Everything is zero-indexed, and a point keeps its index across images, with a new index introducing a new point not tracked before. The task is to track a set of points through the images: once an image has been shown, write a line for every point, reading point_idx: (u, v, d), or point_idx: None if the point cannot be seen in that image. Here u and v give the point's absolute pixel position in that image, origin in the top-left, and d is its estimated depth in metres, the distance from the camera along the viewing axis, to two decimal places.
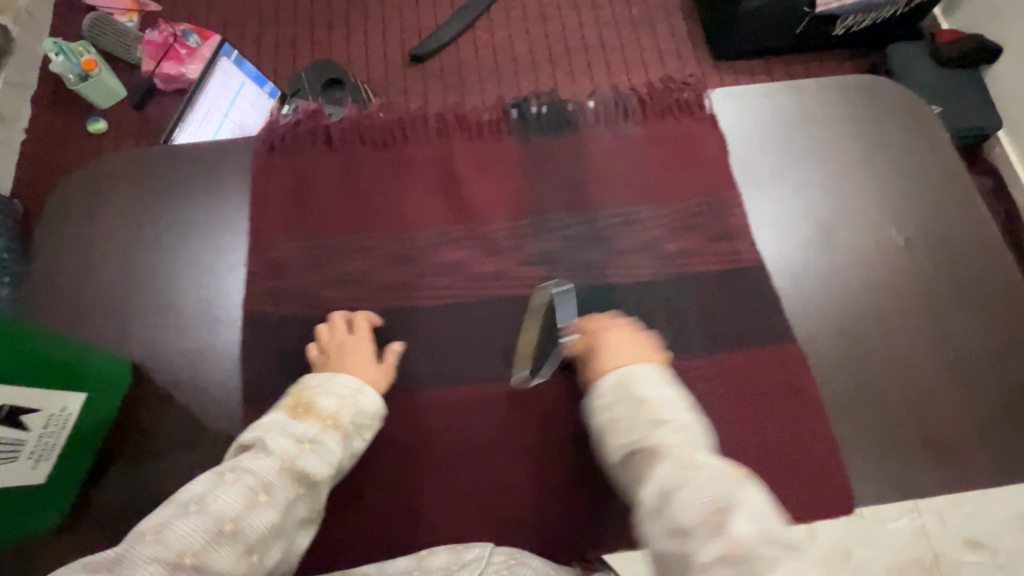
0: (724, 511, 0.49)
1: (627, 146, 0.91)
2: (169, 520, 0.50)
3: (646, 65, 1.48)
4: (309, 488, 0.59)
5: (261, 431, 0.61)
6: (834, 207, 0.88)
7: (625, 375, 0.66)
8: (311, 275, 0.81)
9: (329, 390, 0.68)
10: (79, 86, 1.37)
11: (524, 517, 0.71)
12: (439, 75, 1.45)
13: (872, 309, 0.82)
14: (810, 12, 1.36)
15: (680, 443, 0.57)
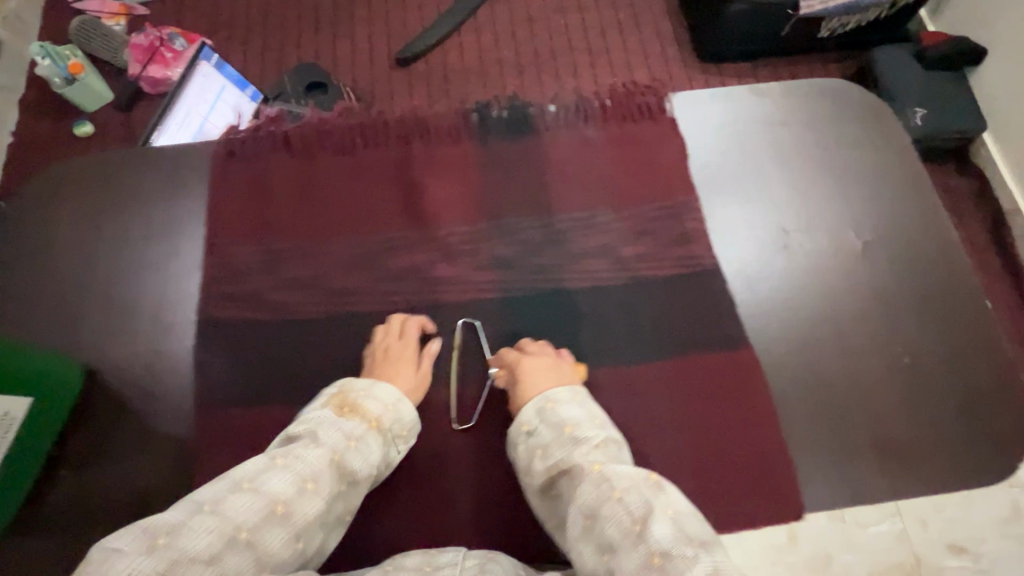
0: (641, 520, 0.51)
1: (589, 150, 0.91)
2: (226, 494, 0.53)
3: (638, 60, 1.42)
4: (347, 485, 0.63)
5: (313, 423, 0.64)
6: (795, 211, 0.87)
7: (543, 401, 0.67)
8: (267, 279, 0.81)
9: (373, 395, 0.70)
10: (64, 89, 1.25)
11: (473, 517, 0.73)
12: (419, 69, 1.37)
13: (830, 315, 0.82)
14: (795, 14, 1.28)
15: (597, 459, 0.59)
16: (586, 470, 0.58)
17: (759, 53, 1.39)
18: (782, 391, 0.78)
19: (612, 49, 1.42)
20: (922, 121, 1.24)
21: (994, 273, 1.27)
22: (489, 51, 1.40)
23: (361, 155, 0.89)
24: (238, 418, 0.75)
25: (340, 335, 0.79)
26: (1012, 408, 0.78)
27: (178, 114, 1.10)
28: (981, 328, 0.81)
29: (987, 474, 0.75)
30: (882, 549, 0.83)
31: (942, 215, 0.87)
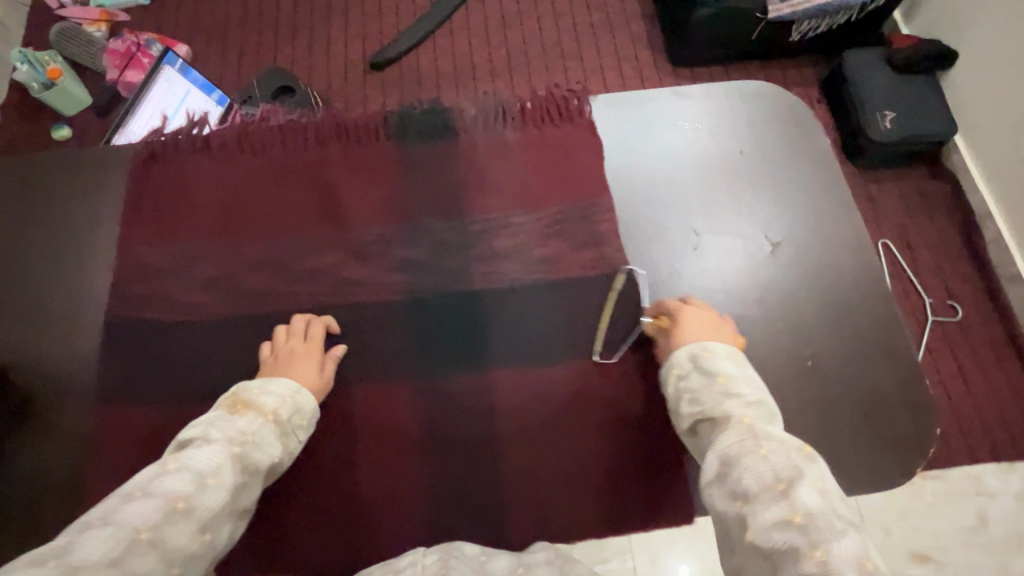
0: (788, 480, 0.48)
1: (509, 157, 0.92)
2: (120, 505, 0.50)
3: (603, 65, 1.42)
4: (253, 475, 0.61)
5: (203, 426, 0.61)
6: (707, 213, 0.88)
7: (699, 348, 0.68)
8: (177, 281, 0.83)
9: (267, 391, 0.69)
10: (42, 94, 1.27)
11: (365, 515, 0.74)
12: (388, 79, 1.39)
13: (735, 318, 0.81)
14: (763, 17, 1.26)
15: (749, 418, 0.57)
16: (736, 421, 0.57)
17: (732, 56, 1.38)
18: None
19: (586, 53, 1.43)
20: (891, 125, 1.19)
21: (962, 277, 1.20)
22: (458, 61, 1.42)
23: (276, 157, 0.91)
24: (138, 414, 0.76)
25: (249, 334, 0.81)
26: (914, 413, 0.76)
27: (143, 122, 1.08)
28: (887, 332, 0.80)
29: (885, 480, 0.74)
30: None
31: (856, 217, 0.87)
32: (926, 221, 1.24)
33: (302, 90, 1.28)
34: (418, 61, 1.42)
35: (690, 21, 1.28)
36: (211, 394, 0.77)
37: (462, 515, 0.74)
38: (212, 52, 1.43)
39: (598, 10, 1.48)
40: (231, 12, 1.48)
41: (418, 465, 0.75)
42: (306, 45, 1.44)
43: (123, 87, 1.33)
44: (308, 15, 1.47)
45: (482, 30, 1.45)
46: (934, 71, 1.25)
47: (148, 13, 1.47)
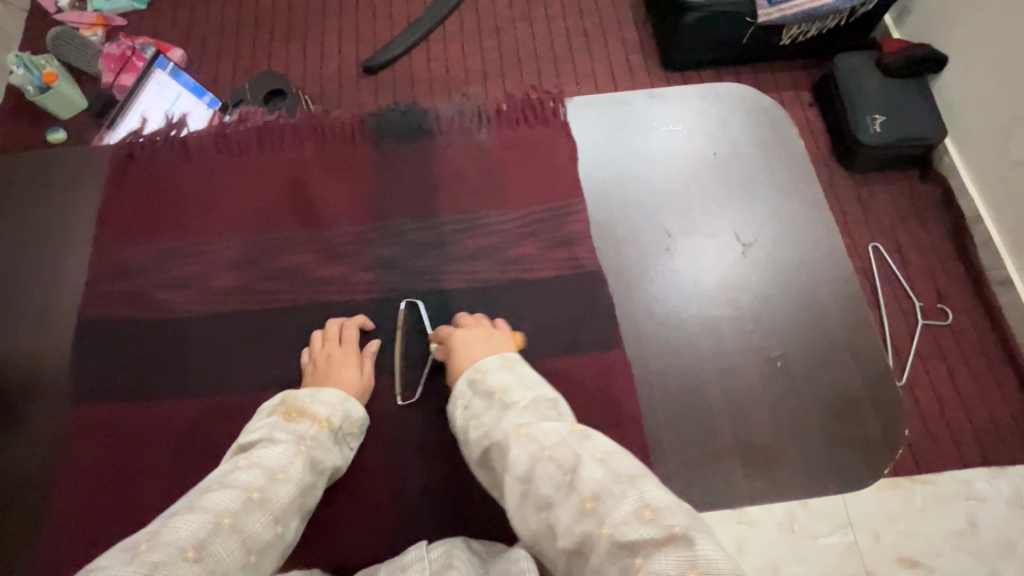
0: (571, 468, 0.50)
1: (486, 159, 0.92)
2: (200, 496, 0.53)
3: (594, 69, 1.42)
4: (315, 476, 0.63)
5: (265, 430, 0.63)
6: (680, 214, 0.88)
7: (473, 370, 0.67)
8: (149, 279, 0.84)
9: (318, 397, 0.69)
10: (37, 97, 1.27)
11: (329, 515, 0.73)
12: (383, 82, 1.40)
13: (705, 318, 0.82)
14: (754, 22, 1.25)
15: (523, 421, 0.57)
16: (512, 436, 0.56)
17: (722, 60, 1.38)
18: (653, 400, 0.77)
19: (577, 58, 1.43)
20: (881, 128, 1.16)
21: (960, 274, 1.15)
22: (452, 65, 1.42)
23: (255, 159, 0.92)
24: (107, 411, 0.77)
25: (222, 333, 0.81)
26: (882, 413, 0.77)
27: (130, 125, 1.08)
28: (858, 333, 0.81)
29: (852, 480, 0.74)
30: (827, 558, 0.90)
31: (828, 218, 0.88)
32: (923, 218, 1.19)
33: (292, 92, 1.29)
34: (413, 64, 1.42)
35: (679, 25, 1.28)
36: (181, 391, 0.78)
37: (427, 514, 0.73)
38: (206, 56, 1.44)
39: (590, 15, 1.49)
40: (226, 17, 1.49)
41: (385, 465, 0.75)
42: (302, 50, 1.46)
43: (117, 90, 1.33)
44: (301, 20, 1.49)
45: (475, 34, 1.46)
46: (925, 76, 1.22)
47: (143, 17, 1.48)
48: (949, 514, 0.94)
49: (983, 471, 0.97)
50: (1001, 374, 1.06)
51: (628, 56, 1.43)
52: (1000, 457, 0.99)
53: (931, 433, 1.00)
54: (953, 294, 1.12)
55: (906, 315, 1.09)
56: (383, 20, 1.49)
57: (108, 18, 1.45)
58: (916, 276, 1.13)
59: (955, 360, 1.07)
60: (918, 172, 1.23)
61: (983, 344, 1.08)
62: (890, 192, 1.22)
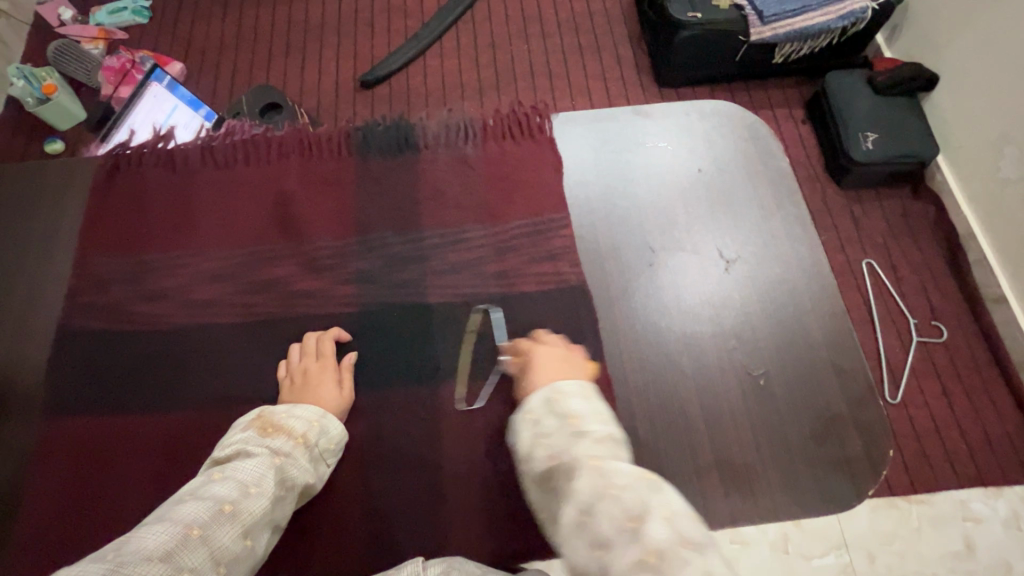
0: (639, 516, 0.41)
1: (473, 172, 0.92)
2: (169, 509, 0.51)
3: (588, 83, 1.44)
4: (287, 492, 0.61)
5: (239, 444, 0.62)
6: (664, 229, 0.88)
7: (550, 391, 0.55)
8: (129, 291, 0.84)
9: (295, 415, 0.68)
10: (36, 108, 1.28)
11: (302, 533, 0.71)
12: (380, 94, 1.41)
13: (686, 333, 0.81)
14: (746, 40, 1.26)
15: (598, 453, 0.47)
16: (581, 463, 0.46)
17: (715, 77, 1.38)
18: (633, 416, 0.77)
19: (572, 74, 1.45)
20: (873, 146, 1.17)
21: (953, 290, 1.14)
22: (449, 77, 1.44)
23: (238, 171, 0.93)
24: (81, 424, 0.76)
25: (201, 345, 0.80)
26: (865, 432, 0.76)
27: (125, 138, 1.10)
28: (841, 351, 0.80)
29: (834, 501, 0.73)
30: None
31: (812, 236, 0.88)
32: (915, 234, 1.18)
33: (288, 104, 1.30)
34: (410, 77, 1.44)
35: (672, 43, 1.29)
36: (155, 404, 0.77)
37: (403, 533, 0.71)
38: (205, 69, 1.46)
39: (584, 32, 1.51)
40: (225, 31, 1.51)
41: (361, 480, 0.74)
42: (302, 61, 1.48)
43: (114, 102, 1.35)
44: (300, 35, 1.51)
45: (472, 50, 1.48)
46: (916, 94, 1.23)
47: (145, 31, 1.51)
48: (942, 536, 0.92)
49: (976, 492, 0.96)
50: (994, 391, 1.05)
51: (622, 72, 1.44)
52: (992, 476, 0.97)
53: (923, 452, 0.98)
54: (945, 311, 1.11)
55: (898, 332, 1.08)
56: (381, 35, 1.51)
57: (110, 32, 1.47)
58: (907, 293, 1.13)
59: (948, 378, 1.05)
60: (910, 189, 1.23)
61: (976, 361, 1.07)
62: (882, 208, 1.22)
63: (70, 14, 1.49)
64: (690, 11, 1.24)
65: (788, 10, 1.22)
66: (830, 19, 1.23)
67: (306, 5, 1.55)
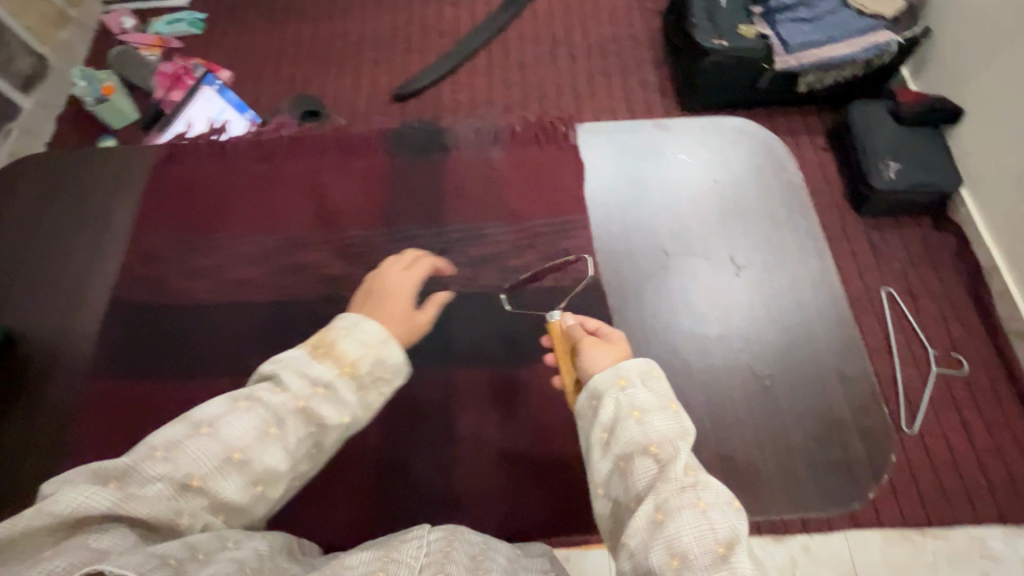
0: (728, 545, 0.46)
1: (499, 176, 0.98)
2: (183, 439, 0.48)
3: (612, 105, 1.50)
4: (318, 431, 0.55)
5: (281, 364, 0.55)
6: (677, 236, 0.92)
7: (646, 364, 0.57)
8: (172, 267, 0.91)
9: (353, 335, 0.58)
10: (93, 106, 1.41)
11: (318, 502, 0.76)
12: (413, 106, 1.51)
13: (695, 334, 0.84)
14: (770, 68, 1.32)
15: (692, 463, 0.51)
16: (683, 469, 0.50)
17: (738, 102, 1.44)
18: None
19: (596, 96, 1.52)
20: (895, 175, 1.19)
21: (971, 320, 1.14)
22: (478, 92, 1.53)
23: (280, 163, 1.00)
24: (126, 390, 0.82)
25: (240, 321, 0.86)
26: (867, 437, 0.78)
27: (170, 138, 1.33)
28: (845, 358, 0.83)
29: (835, 503, 0.75)
30: None
31: (823, 248, 0.91)
32: (933, 263, 1.20)
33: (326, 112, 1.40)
34: (441, 90, 1.53)
35: (696, 69, 1.35)
36: (194, 372, 0.83)
37: (411, 504, 0.76)
38: (252, 77, 1.57)
39: (609, 57, 1.58)
40: (272, 43, 1.63)
41: (378, 453, 0.78)
42: (342, 71, 1.58)
43: (166, 104, 1.47)
44: (341, 48, 1.61)
45: (501, 68, 1.56)
46: (937, 126, 1.26)
47: (197, 41, 1.63)
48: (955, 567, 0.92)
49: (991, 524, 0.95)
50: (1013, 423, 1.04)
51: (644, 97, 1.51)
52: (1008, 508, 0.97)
53: (937, 481, 0.99)
54: (963, 340, 1.12)
55: (913, 359, 1.09)
56: (418, 51, 1.61)
57: (167, 41, 1.60)
58: (924, 320, 1.14)
59: (964, 407, 1.05)
60: (930, 218, 1.25)
61: (994, 392, 1.07)
62: (900, 236, 1.23)
63: (131, 23, 1.63)
64: (715, 39, 1.30)
65: (813, 41, 1.28)
66: (854, 51, 1.27)
67: (348, 21, 1.66)
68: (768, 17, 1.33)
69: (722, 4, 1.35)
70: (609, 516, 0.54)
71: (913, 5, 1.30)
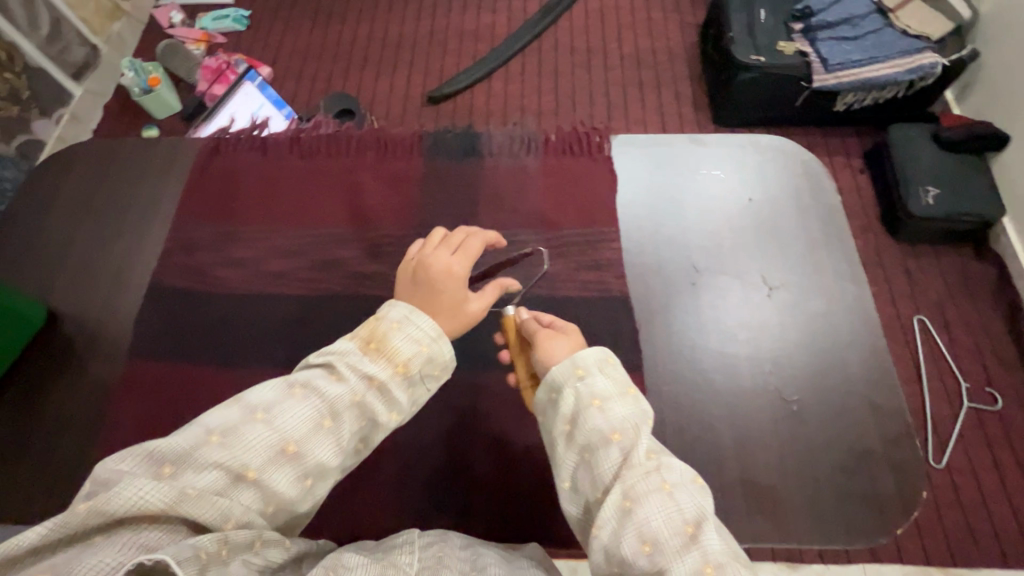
0: (696, 524, 0.49)
1: (529, 181, 0.98)
2: (240, 426, 0.50)
3: (643, 119, 1.51)
4: (367, 427, 0.56)
5: (337, 355, 0.56)
6: (709, 251, 0.91)
7: (601, 353, 0.61)
8: (213, 256, 0.93)
9: (407, 330, 0.57)
10: (140, 97, 1.49)
11: (337, 494, 0.77)
12: (448, 111, 1.54)
13: (722, 353, 0.83)
14: (808, 86, 1.30)
15: (652, 447, 0.54)
16: (646, 454, 0.53)
17: (773, 119, 1.42)
18: (664, 430, 0.78)
19: (629, 109, 1.53)
20: (934, 201, 1.16)
21: (1010, 356, 1.11)
22: (512, 100, 1.55)
23: (320, 160, 1.02)
24: (159, 375, 0.84)
25: (272, 314, 0.88)
26: (897, 470, 0.77)
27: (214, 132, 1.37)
28: (877, 389, 0.81)
29: (862, 538, 0.73)
30: None
31: (860, 275, 0.89)
32: (971, 296, 1.17)
33: (361, 112, 1.43)
34: (476, 97, 1.56)
35: (732, 83, 1.34)
36: (225, 360, 0.85)
37: (430, 507, 0.77)
38: (293, 76, 1.62)
39: (643, 70, 1.59)
40: (313, 43, 1.67)
41: (399, 453, 0.79)
42: (380, 73, 1.61)
43: (209, 98, 1.54)
44: (380, 51, 1.65)
45: (535, 77, 1.58)
46: (982, 154, 1.22)
47: (243, 37, 1.69)
48: None
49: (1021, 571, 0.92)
50: None
51: (676, 113, 1.52)
52: None
53: (965, 522, 0.96)
54: (1000, 377, 1.08)
55: (945, 394, 1.07)
56: (455, 57, 1.63)
57: (213, 36, 1.67)
58: (958, 353, 1.11)
59: (998, 447, 1.02)
60: (972, 248, 1.21)
61: None
62: (937, 265, 1.20)
63: (180, 18, 1.70)
64: (753, 54, 1.29)
65: (855, 60, 1.25)
66: (897, 72, 1.24)
67: (387, 24, 1.70)
68: (808, 35, 1.31)
69: (762, 19, 1.34)
70: (579, 509, 0.56)
71: (961, 27, 1.27)
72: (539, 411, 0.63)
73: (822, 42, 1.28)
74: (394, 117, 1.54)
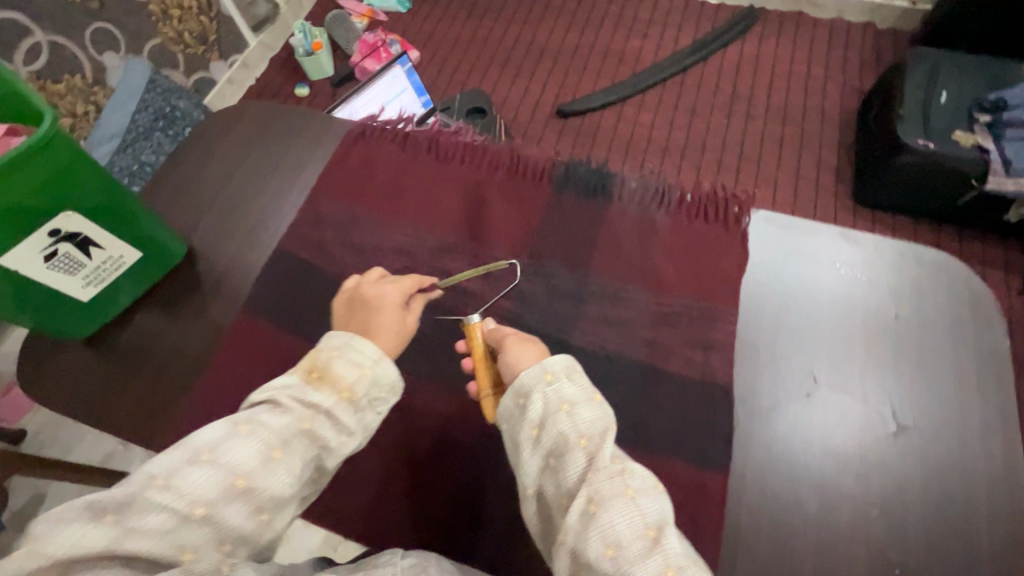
0: (657, 528, 0.54)
1: (651, 231, 0.94)
2: (182, 467, 0.54)
3: (781, 184, 1.41)
4: (319, 455, 0.60)
5: (282, 390, 0.61)
6: (831, 365, 0.82)
7: (566, 362, 0.63)
8: (337, 236, 0.98)
9: (347, 357, 0.63)
10: (302, 58, 1.62)
11: (390, 501, 0.78)
12: (578, 128, 1.53)
13: (822, 481, 0.75)
14: (979, 186, 1.18)
15: (615, 457, 0.58)
16: (610, 468, 0.56)
17: (930, 212, 1.29)
18: (741, 545, 0.71)
19: (768, 170, 1.43)
20: None
21: None
22: (643, 130, 1.51)
23: (453, 166, 1.04)
24: (262, 334, 0.90)
25: None
26: None
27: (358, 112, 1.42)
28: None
29: None
30: None
31: (1010, 440, 0.77)
32: None
33: (491, 114, 1.45)
34: (608, 120, 1.53)
35: (889, 164, 1.24)
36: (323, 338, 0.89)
37: (473, 545, 0.75)
38: (439, 64, 1.68)
39: (793, 130, 1.48)
40: (464, 36, 1.73)
41: (456, 478, 0.79)
42: (521, 77, 1.63)
43: (358, 71, 1.64)
44: (524, 55, 1.67)
45: (675, 113, 1.52)
46: None
47: (401, 19, 1.78)
48: None
49: None
50: None
51: (819, 187, 1.40)
52: None
53: None
54: None
55: None
56: (597, 77, 1.61)
57: (376, 13, 1.78)
58: None
59: None
60: None
61: None
62: None
63: None
64: (922, 138, 1.19)
65: None
66: None
67: (538, 31, 1.71)
68: (993, 130, 1.17)
69: (941, 101, 1.23)
70: (542, 512, 0.60)
71: None
72: (503, 417, 0.63)
73: (1008, 141, 1.14)
74: (526, 125, 1.56)
